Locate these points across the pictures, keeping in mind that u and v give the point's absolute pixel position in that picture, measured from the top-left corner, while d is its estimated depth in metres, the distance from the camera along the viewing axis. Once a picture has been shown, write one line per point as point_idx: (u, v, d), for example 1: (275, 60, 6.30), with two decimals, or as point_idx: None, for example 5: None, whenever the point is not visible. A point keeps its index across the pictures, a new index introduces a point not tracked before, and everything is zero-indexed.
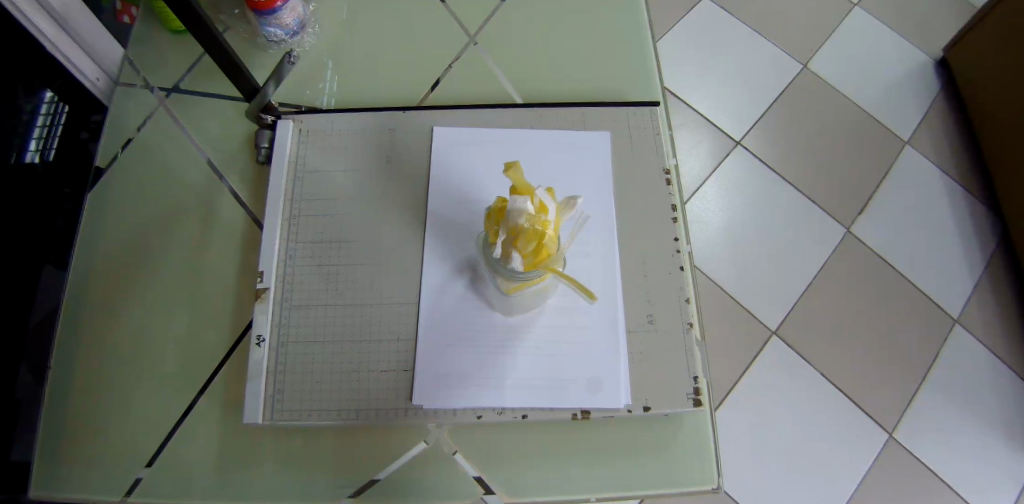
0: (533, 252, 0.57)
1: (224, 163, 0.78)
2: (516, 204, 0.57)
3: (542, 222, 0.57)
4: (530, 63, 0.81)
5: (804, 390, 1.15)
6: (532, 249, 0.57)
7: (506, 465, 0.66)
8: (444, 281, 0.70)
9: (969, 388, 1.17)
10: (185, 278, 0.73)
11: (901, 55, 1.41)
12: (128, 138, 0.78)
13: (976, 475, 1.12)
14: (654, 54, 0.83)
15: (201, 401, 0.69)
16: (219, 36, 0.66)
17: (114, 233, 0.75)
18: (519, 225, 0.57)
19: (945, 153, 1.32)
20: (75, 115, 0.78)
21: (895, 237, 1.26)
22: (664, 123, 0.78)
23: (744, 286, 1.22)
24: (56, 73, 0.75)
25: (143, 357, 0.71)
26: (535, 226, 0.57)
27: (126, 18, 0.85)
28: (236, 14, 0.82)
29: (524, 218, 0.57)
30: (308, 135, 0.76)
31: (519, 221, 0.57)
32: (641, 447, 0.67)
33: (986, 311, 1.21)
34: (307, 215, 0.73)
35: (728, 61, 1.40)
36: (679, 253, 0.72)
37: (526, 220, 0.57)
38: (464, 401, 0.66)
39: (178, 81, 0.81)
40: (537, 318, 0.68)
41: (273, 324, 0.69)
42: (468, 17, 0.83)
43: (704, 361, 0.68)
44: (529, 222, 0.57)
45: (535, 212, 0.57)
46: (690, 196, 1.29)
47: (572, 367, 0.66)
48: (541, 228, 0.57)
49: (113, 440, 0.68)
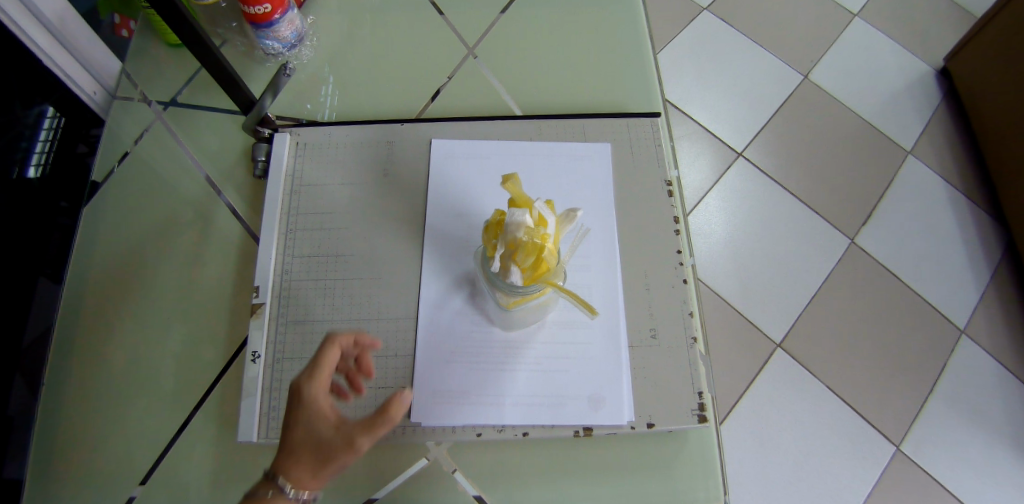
0: (533, 265, 0.57)
1: (221, 177, 0.77)
2: (515, 216, 0.57)
3: (541, 235, 0.57)
4: (527, 75, 0.80)
5: (809, 402, 1.14)
6: (531, 262, 0.57)
7: (507, 484, 0.64)
8: (442, 296, 0.69)
9: (977, 399, 1.15)
10: (181, 292, 0.72)
11: (901, 65, 1.40)
12: (124, 152, 0.78)
13: (987, 487, 1.09)
14: (654, 66, 0.82)
15: (195, 418, 0.68)
16: (216, 51, 0.66)
17: (109, 246, 0.74)
18: (518, 238, 0.56)
19: (946, 163, 1.32)
20: (71, 128, 0.76)
21: (898, 248, 1.24)
22: (665, 134, 0.77)
23: (747, 298, 1.21)
24: (53, 87, 0.73)
25: (138, 374, 0.69)
26: (534, 240, 0.56)
27: (123, 32, 0.83)
28: (233, 27, 0.81)
29: (522, 231, 0.56)
30: (305, 148, 0.75)
31: (518, 233, 0.56)
32: (646, 464, 0.64)
33: (993, 321, 1.20)
34: (303, 229, 0.72)
35: (728, 73, 1.39)
36: (682, 266, 0.70)
37: (524, 233, 0.56)
38: (463, 419, 0.64)
39: (175, 95, 0.81)
40: (536, 333, 0.67)
41: (267, 340, 0.68)
42: (466, 30, 0.83)
43: (709, 375, 0.67)
44: (528, 235, 0.56)
45: (535, 225, 0.57)
46: (691, 208, 1.28)
47: (573, 384, 0.65)
48: (540, 241, 0.56)
49: (105, 459, 0.67)
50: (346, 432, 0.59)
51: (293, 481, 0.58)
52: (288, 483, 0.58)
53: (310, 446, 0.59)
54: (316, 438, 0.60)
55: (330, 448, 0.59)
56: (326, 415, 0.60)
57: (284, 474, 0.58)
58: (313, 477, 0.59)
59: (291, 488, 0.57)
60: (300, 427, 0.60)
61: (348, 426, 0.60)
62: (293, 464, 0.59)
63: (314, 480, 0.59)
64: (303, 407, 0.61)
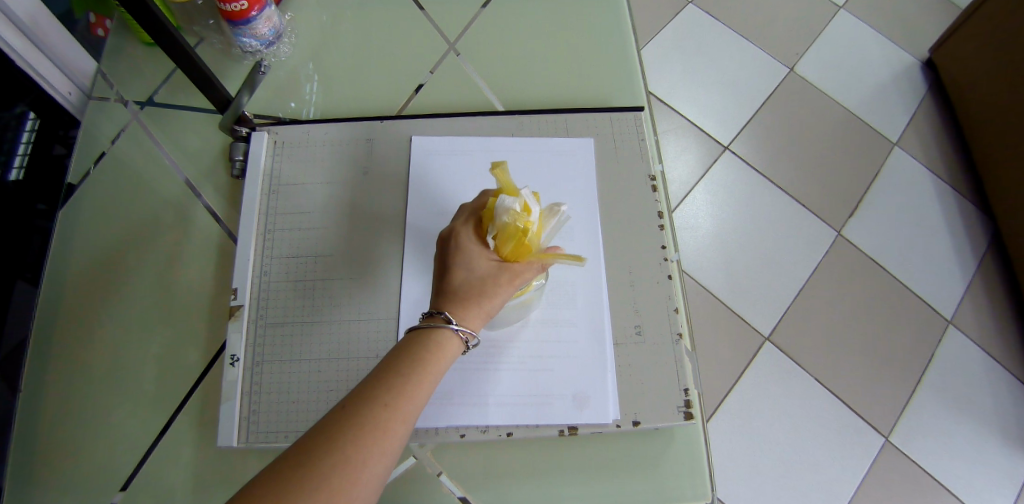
0: (512, 252, 0.57)
1: (199, 178, 0.76)
2: (503, 201, 0.57)
3: (525, 222, 0.57)
4: (510, 70, 0.79)
5: (798, 395, 1.14)
6: (511, 248, 0.57)
7: (491, 485, 0.63)
8: (423, 296, 0.68)
9: (965, 389, 1.15)
10: (159, 295, 0.71)
11: (886, 57, 1.40)
12: (100, 152, 0.77)
13: (975, 476, 1.10)
14: (637, 59, 0.81)
15: (175, 423, 0.67)
16: (189, 49, 0.64)
17: (84, 249, 0.73)
18: (501, 222, 0.57)
19: (933, 154, 1.32)
20: (48, 130, 0.74)
21: (886, 239, 1.25)
22: (648, 128, 0.77)
23: (736, 292, 1.21)
24: (27, 89, 0.71)
25: (116, 379, 0.68)
26: (517, 225, 0.57)
27: (99, 31, 0.81)
28: (211, 25, 0.80)
29: (508, 215, 0.57)
30: (283, 147, 0.74)
31: (502, 218, 0.57)
32: (632, 462, 0.64)
33: (980, 311, 1.20)
34: (282, 229, 0.71)
35: (714, 67, 1.39)
36: (667, 261, 0.70)
37: (509, 217, 0.57)
38: (446, 419, 0.63)
39: (152, 94, 0.79)
40: (520, 332, 0.66)
41: (246, 343, 0.67)
42: (447, 25, 0.82)
43: (694, 371, 0.66)
44: (512, 220, 0.57)
45: (522, 213, 0.57)
46: (678, 203, 1.28)
47: (557, 383, 0.64)
48: (524, 229, 0.57)
49: (83, 467, 0.66)
50: (506, 269, 0.57)
51: (457, 318, 0.55)
52: (455, 319, 0.55)
53: (472, 285, 0.57)
54: (476, 279, 0.57)
55: (490, 287, 0.57)
56: (483, 254, 0.58)
57: (450, 313, 0.55)
58: (479, 317, 0.56)
59: (457, 324, 0.55)
60: (456, 269, 0.57)
61: (506, 263, 0.58)
62: (457, 303, 0.56)
63: (480, 320, 0.56)
64: (458, 247, 0.58)
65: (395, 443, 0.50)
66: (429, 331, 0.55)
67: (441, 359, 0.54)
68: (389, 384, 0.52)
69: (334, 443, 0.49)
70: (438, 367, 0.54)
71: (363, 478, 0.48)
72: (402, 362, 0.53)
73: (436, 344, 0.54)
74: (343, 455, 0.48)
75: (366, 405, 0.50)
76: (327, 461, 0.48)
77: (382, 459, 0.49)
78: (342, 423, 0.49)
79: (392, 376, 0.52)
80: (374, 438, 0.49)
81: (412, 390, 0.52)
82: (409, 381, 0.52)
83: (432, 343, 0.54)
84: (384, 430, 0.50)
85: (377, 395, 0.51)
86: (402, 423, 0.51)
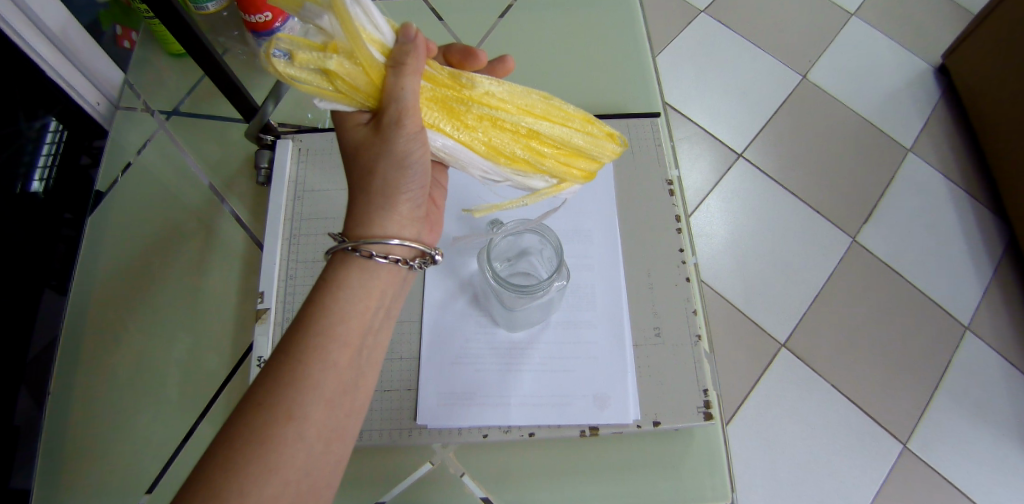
0: (351, 89, 0.57)
1: (224, 185, 0.78)
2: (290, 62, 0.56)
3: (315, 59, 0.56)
4: (528, 78, 0.81)
5: (814, 401, 1.13)
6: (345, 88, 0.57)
7: (513, 485, 0.63)
8: (446, 297, 0.69)
9: (983, 396, 1.14)
10: (186, 300, 0.73)
11: (899, 63, 1.41)
12: (127, 162, 0.79)
13: (993, 484, 1.09)
14: (653, 67, 0.83)
15: (201, 424, 0.68)
16: (218, 58, 0.66)
17: (114, 256, 0.74)
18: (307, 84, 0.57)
19: (946, 160, 1.32)
20: (74, 141, 0.77)
21: (900, 245, 1.25)
22: (665, 134, 0.78)
23: (750, 299, 1.21)
24: (56, 100, 0.74)
25: (144, 382, 0.70)
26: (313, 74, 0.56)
27: (125, 43, 0.83)
28: (235, 36, 0.82)
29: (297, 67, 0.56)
30: (308, 154, 0.76)
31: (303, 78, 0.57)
32: (651, 463, 0.64)
33: (997, 317, 1.19)
34: (307, 234, 0.72)
35: (727, 75, 1.40)
36: (685, 264, 0.70)
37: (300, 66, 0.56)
38: (469, 419, 0.64)
39: (178, 104, 0.82)
40: (539, 334, 0.67)
41: (273, 345, 0.68)
42: (465, 34, 0.84)
43: (713, 372, 0.66)
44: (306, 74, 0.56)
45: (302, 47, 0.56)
46: (692, 209, 1.28)
47: (578, 384, 0.65)
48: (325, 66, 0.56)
49: (111, 469, 0.67)
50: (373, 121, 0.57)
51: (352, 229, 0.57)
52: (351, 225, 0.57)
53: (358, 183, 0.58)
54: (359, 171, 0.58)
55: (371, 166, 0.57)
56: (354, 124, 0.59)
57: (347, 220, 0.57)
58: (377, 209, 0.57)
59: (345, 240, 0.56)
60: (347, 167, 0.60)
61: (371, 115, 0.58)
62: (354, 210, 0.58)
63: (375, 217, 0.57)
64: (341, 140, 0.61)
65: (282, 440, 0.50)
66: (315, 319, 0.54)
67: (325, 326, 0.54)
68: (268, 382, 0.52)
69: (219, 455, 0.49)
70: (320, 343, 0.53)
71: (256, 483, 0.49)
72: (289, 349, 0.53)
73: (323, 319, 0.54)
74: (229, 468, 0.49)
75: (248, 411, 0.51)
76: (215, 477, 0.48)
77: (273, 460, 0.49)
78: (228, 433, 0.50)
79: (272, 373, 0.52)
80: (260, 439, 0.50)
81: (299, 383, 0.52)
82: (289, 373, 0.52)
83: (323, 317, 0.54)
84: (268, 429, 0.50)
85: (257, 397, 0.51)
86: (285, 418, 0.50)
